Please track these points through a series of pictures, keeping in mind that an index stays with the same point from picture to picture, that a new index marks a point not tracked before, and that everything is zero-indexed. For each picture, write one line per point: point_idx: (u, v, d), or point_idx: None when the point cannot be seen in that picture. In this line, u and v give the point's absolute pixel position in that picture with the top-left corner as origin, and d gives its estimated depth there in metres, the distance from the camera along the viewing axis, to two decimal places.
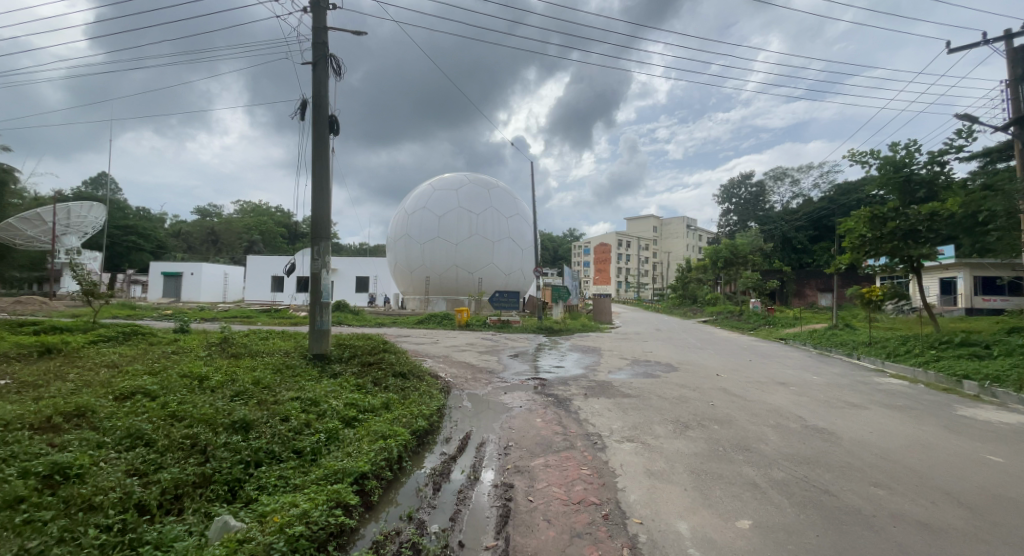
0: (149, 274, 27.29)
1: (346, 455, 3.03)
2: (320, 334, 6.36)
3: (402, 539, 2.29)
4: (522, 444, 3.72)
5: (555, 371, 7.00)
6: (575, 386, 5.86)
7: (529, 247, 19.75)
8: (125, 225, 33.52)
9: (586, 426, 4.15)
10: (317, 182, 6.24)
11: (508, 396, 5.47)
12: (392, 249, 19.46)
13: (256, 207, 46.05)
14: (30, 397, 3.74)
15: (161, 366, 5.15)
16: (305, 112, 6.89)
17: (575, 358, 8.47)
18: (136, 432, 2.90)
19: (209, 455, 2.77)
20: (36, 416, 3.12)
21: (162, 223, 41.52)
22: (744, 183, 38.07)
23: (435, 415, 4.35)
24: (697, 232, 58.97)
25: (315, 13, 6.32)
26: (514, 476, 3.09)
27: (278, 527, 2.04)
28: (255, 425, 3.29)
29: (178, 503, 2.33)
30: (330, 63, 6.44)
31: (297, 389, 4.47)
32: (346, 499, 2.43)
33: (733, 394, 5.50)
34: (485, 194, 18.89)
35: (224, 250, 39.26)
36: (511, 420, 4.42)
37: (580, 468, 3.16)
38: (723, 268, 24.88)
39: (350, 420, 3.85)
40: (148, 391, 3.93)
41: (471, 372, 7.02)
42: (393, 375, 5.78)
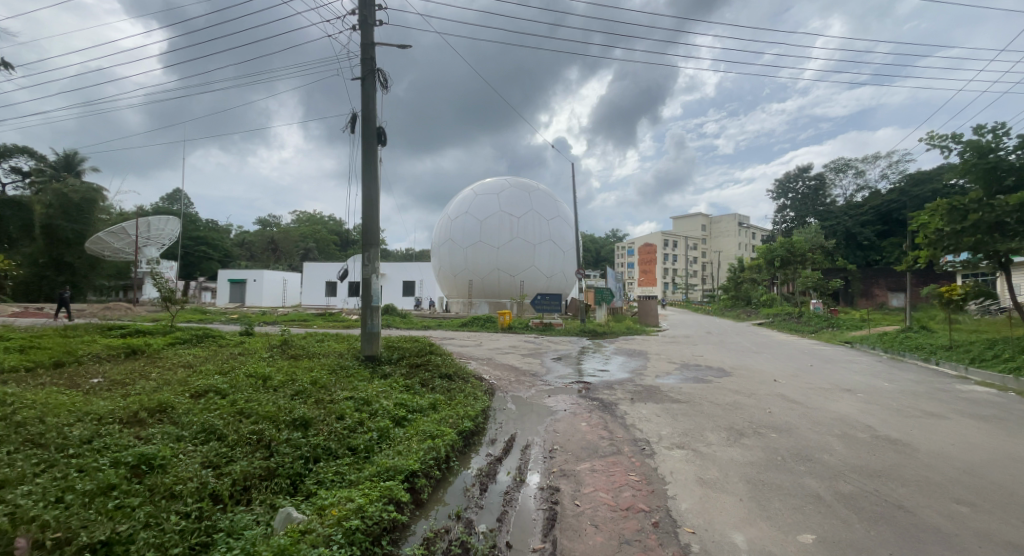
0: (218, 281, 29.47)
1: (397, 453, 3.15)
2: (370, 336, 6.63)
3: (451, 537, 2.35)
4: (567, 447, 3.71)
5: (600, 375, 6.87)
6: (621, 390, 5.74)
7: (571, 248, 19.63)
8: (197, 236, 36.42)
9: (633, 431, 4.07)
10: (367, 191, 6.52)
11: (553, 399, 5.44)
12: (435, 255, 19.87)
13: (311, 216, 48.72)
14: (119, 394, 4.14)
15: (228, 366, 5.57)
16: (354, 125, 7.22)
17: (621, 362, 8.29)
18: (210, 427, 3.16)
19: (273, 450, 2.97)
20: (125, 411, 3.47)
21: (229, 233, 44.80)
22: (802, 176, 36.02)
23: (481, 416, 4.42)
24: (750, 230, 56.22)
25: (363, 29, 6.63)
26: (560, 479, 3.08)
27: (336, 520, 2.15)
28: (314, 422, 3.48)
29: (247, 494, 2.50)
30: (378, 77, 6.73)
31: (351, 389, 4.68)
32: (398, 495, 2.51)
33: (792, 400, 5.20)
34: (527, 197, 19.01)
35: (281, 257, 41.71)
36: (556, 423, 4.41)
37: (628, 474, 3.11)
38: (779, 267, 23.52)
39: (400, 419, 3.98)
40: (219, 389, 4.26)
41: (515, 375, 7.04)
42: (439, 376, 5.93)
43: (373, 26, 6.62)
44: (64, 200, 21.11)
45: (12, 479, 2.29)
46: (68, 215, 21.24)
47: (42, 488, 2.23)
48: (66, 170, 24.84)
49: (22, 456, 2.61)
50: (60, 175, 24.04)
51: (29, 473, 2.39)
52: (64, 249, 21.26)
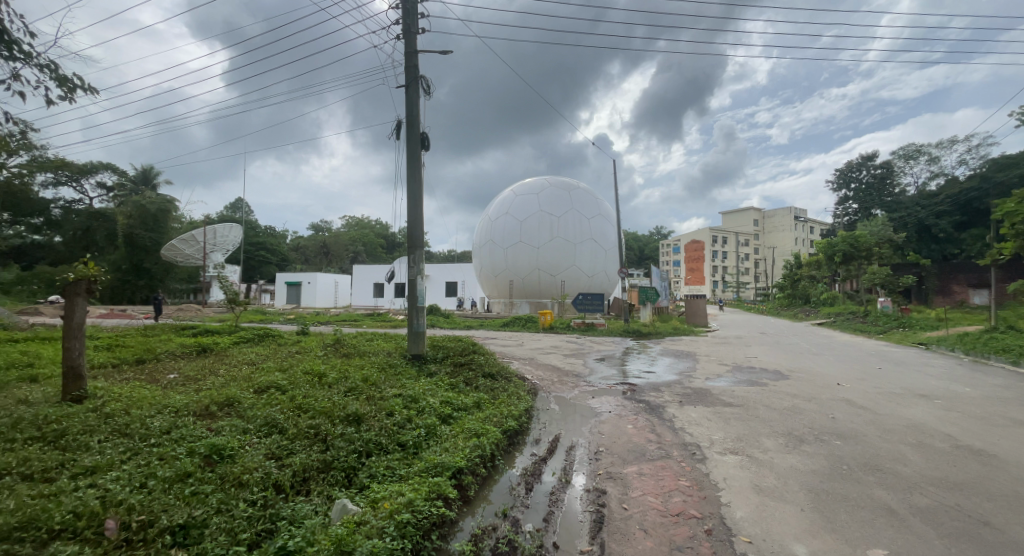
0: (276, 284, 31.24)
1: (445, 449, 3.21)
2: (417, 335, 6.80)
3: (499, 535, 2.38)
4: (614, 450, 3.65)
5: (645, 377, 6.71)
6: (669, 393, 5.58)
7: (613, 247, 19.29)
8: (257, 242, 38.78)
9: (683, 435, 3.94)
10: (411, 195, 6.70)
11: (597, 401, 5.37)
12: (477, 256, 20.08)
13: (360, 221, 50.68)
14: (193, 388, 4.50)
15: (287, 364, 5.89)
16: (399, 132, 7.44)
17: (667, 363, 8.05)
18: (272, 421, 3.37)
19: (329, 444, 3.12)
20: (199, 404, 3.76)
21: (285, 238, 47.41)
22: (866, 165, 33.60)
23: (524, 416, 4.44)
24: (807, 224, 53.02)
25: (406, 38, 6.82)
26: (607, 482, 3.03)
27: (389, 513, 2.22)
28: (366, 418, 3.63)
29: (306, 485, 2.63)
30: (421, 84, 6.90)
31: (399, 386, 4.83)
32: (446, 491, 2.56)
33: (858, 406, 4.85)
34: (568, 197, 18.85)
35: (333, 260, 43.61)
36: (601, 425, 4.35)
37: (678, 479, 3.02)
38: (841, 263, 21.98)
39: (446, 417, 4.07)
40: (280, 385, 4.52)
41: (557, 375, 6.99)
42: (482, 376, 5.99)
43: (417, 35, 6.80)
44: (142, 211, 23.06)
45: (103, 465, 2.54)
46: (145, 225, 23.21)
47: (128, 474, 2.46)
48: (144, 184, 27.14)
49: (111, 444, 2.88)
50: (139, 188, 26.30)
51: (117, 460, 2.64)
52: (142, 256, 23.25)
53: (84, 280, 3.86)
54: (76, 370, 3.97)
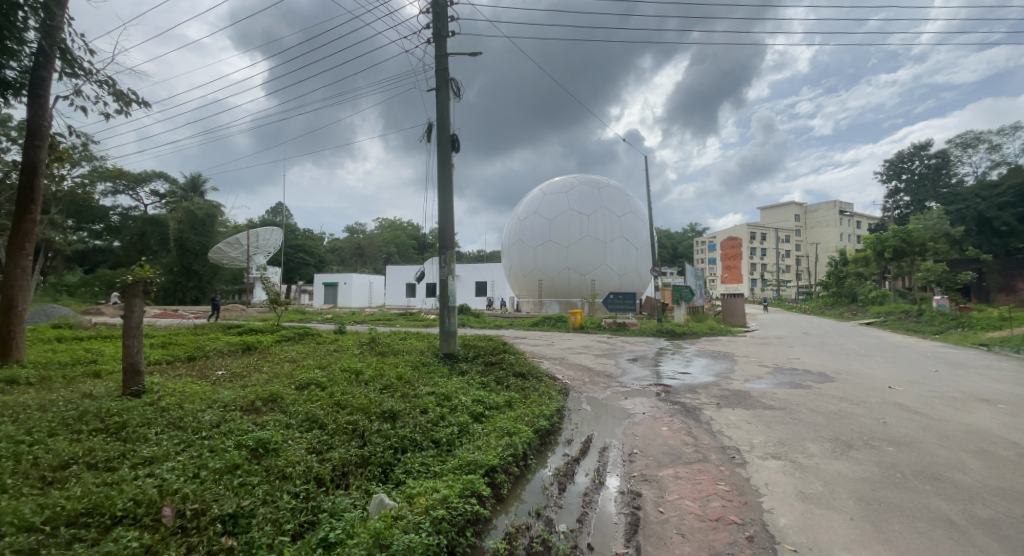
0: (314, 285, 32.37)
1: (477, 447, 3.24)
2: (448, 334, 6.87)
3: (533, 533, 2.38)
4: (648, 452, 3.58)
5: (680, 378, 6.55)
6: (705, 394, 5.43)
7: (646, 245, 18.92)
8: (296, 245, 40.29)
9: (721, 438, 3.82)
10: (442, 197, 6.79)
11: (630, 402, 5.27)
12: (506, 256, 20.10)
13: (392, 223, 51.83)
14: (240, 384, 4.72)
15: (325, 361, 6.08)
16: (430, 134, 7.55)
17: (704, 364, 7.83)
18: (312, 417, 3.48)
19: (366, 439, 3.20)
20: (245, 400, 3.94)
21: (322, 241, 49.02)
22: (919, 155, 31.72)
23: (556, 416, 4.42)
24: (854, 219, 50.42)
25: (437, 41, 6.93)
26: (642, 484, 2.98)
27: (424, 508, 2.26)
28: (401, 415, 3.70)
29: (346, 479, 2.71)
30: (451, 86, 6.99)
31: (432, 384, 4.91)
32: (479, 489, 2.59)
33: (912, 410, 4.58)
34: (598, 194, 18.64)
35: (367, 261, 44.70)
36: (635, 427, 4.28)
37: (717, 483, 2.93)
38: (891, 260, 20.76)
39: (478, 415, 4.11)
40: (319, 382, 4.68)
41: (589, 375, 6.92)
42: (513, 375, 5.99)
43: (446, 38, 6.88)
44: (191, 216, 24.38)
45: (160, 456, 2.70)
46: (194, 229, 24.54)
47: (182, 465, 2.60)
48: (192, 191, 28.58)
49: (167, 436, 3.06)
50: (188, 195, 27.82)
51: (172, 451, 2.80)
52: (192, 258, 24.59)
53: (141, 282, 4.11)
54: (133, 366, 4.22)
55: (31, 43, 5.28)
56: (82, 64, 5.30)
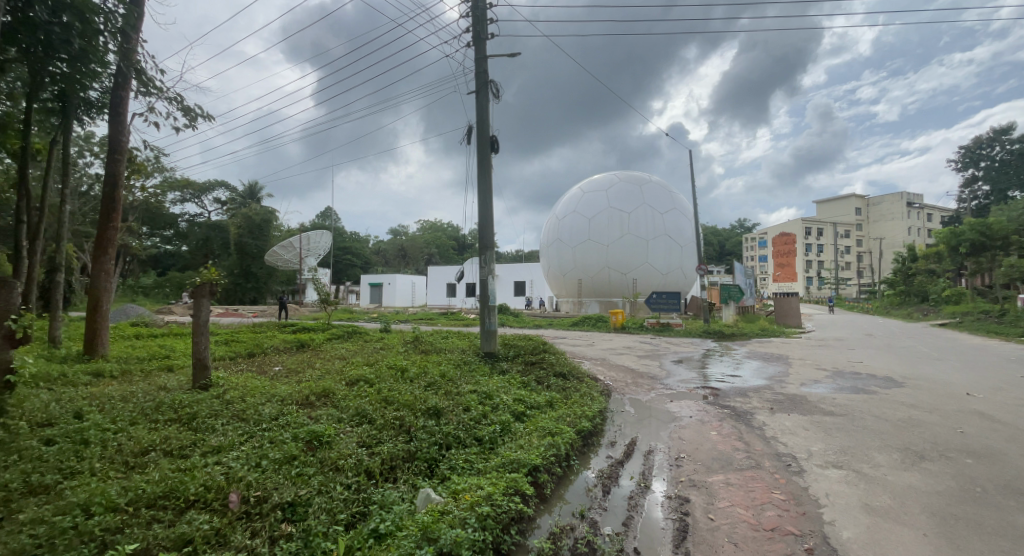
0: (361, 285, 33.62)
1: (520, 446, 3.26)
2: (490, 334, 6.92)
3: (578, 535, 2.37)
4: (696, 456, 3.47)
5: (729, 381, 6.29)
6: (757, 399, 5.19)
7: (690, 243, 18.33)
8: (344, 247, 41.97)
9: (775, 445, 3.64)
10: (482, 198, 6.87)
11: (676, 405, 5.12)
12: (545, 255, 20.03)
13: (433, 224, 52.96)
14: (295, 379, 4.99)
15: (373, 358, 6.32)
16: (469, 137, 7.67)
17: (755, 366, 7.49)
18: (362, 413, 3.62)
19: (413, 435, 3.29)
20: (301, 394, 4.16)
21: (368, 242, 50.78)
22: (999, 140, 28.91)
23: (599, 417, 4.36)
24: (923, 211, 46.65)
25: (477, 45, 7.01)
26: (690, 490, 2.90)
27: (470, 504, 2.29)
28: (444, 412, 3.78)
29: (394, 472, 2.80)
30: (490, 89, 7.05)
31: (474, 382, 4.98)
32: (523, 488, 2.60)
33: (995, 420, 4.18)
34: (640, 192, 18.23)
35: (409, 262, 45.88)
36: (682, 430, 4.15)
37: (771, 492, 2.79)
38: (968, 255, 19.04)
39: (519, 414, 4.13)
40: (368, 378, 4.87)
41: (632, 377, 6.78)
42: (554, 375, 5.97)
43: (486, 40, 6.95)
44: (249, 221, 25.96)
45: (226, 446, 2.89)
46: (252, 233, 26.11)
47: (245, 454, 2.78)
48: (250, 198, 30.04)
49: (231, 426, 3.29)
50: (247, 202, 29.62)
51: (237, 441, 3.00)
52: (250, 261, 26.15)
53: (208, 283, 4.43)
54: (202, 361, 4.53)
55: (112, 66, 5.81)
56: (155, 83, 5.75)
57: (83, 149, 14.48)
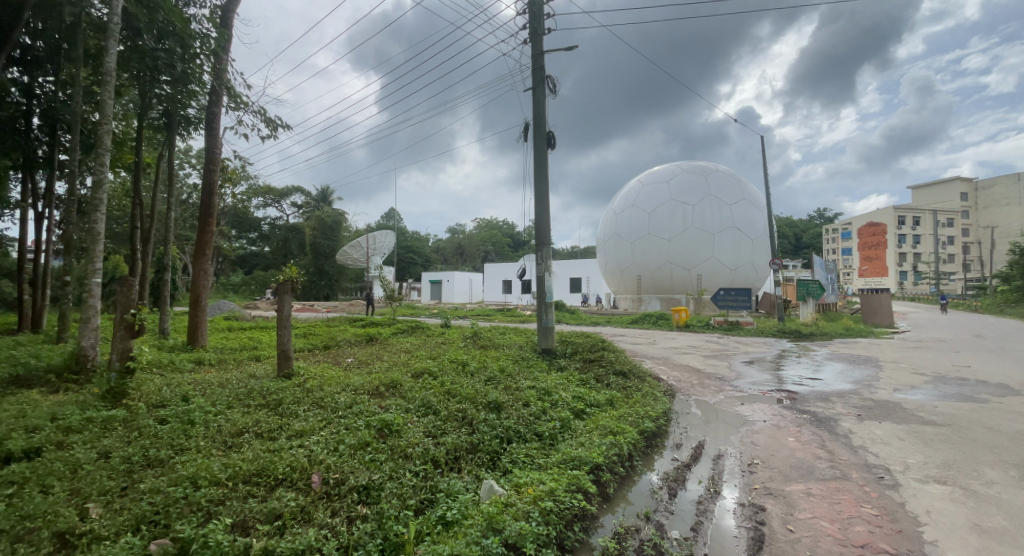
0: (422, 282, 34.84)
1: (580, 444, 3.23)
2: (547, 330, 6.93)
3: (643, 537, 2.31)
4: (772, 463, 3.26)
5: (808, 384, 5.83)
6: (842, 404, 4.77)
7: (762, 236, 17.19)
8: (405, 245, 43.71)
9: (864, 455, 3.33)
10: (539, 194, 6.86)
11: (747, 408, 4.83)
12: (602, 250, 19.62)
13: (489, 222, 53.76)
14: (366, 370, 5.31)
15: (435, 352, 6.56)
16: (526, 134, 7.70)
17: (837, 369, 6.90)
18: (427, 404, 3.75)
19: (475, 427, 3.37)
20: (371, 385, 4.40)
21: (428, 241, 52.50)
22: None
23: (662, 418, 4.21)
24: None
25: (534, 40, 7.00)
26: (765, 498, 2.73)
27: (533, 499, 2.32)
28: (504, 406, 3.83)
29: (458, 462, 2.89)
30: (547, 84, 7.02)
31: (533, 378, 5.00)
32: (586, 485, 2.57)
33: None
34: (705, 183, 17.35)
35: (467, 260, 47.02)
36: (755, 435, 3.91)
37: (860, 505, 2.57)
38: None
39: (579, 412, 4.10)
40: (431, 370, 5.06)
41: (697, 377, 6.48)
42: (613, 373, 5.86)
43: (543, 36, 6.93)
44: (322, 223, 27.82)
45: (308, 430, 3.13)
46: (325, 234, 27.99)
47: (324, 438, 2.99)
48: (322, 201, 32.11)
49: (311, 412, 3.55)
50: (320, 205, 31.72)
51: (317, 426, 3.23)
52: (323, 260, 28.01)
53: (289, 281, 4.80)
54: (285, 352, 4.92)
55: (207, 85, 6.38)
56: (243, 98, 6.31)
57: (182, 161, 16.20)
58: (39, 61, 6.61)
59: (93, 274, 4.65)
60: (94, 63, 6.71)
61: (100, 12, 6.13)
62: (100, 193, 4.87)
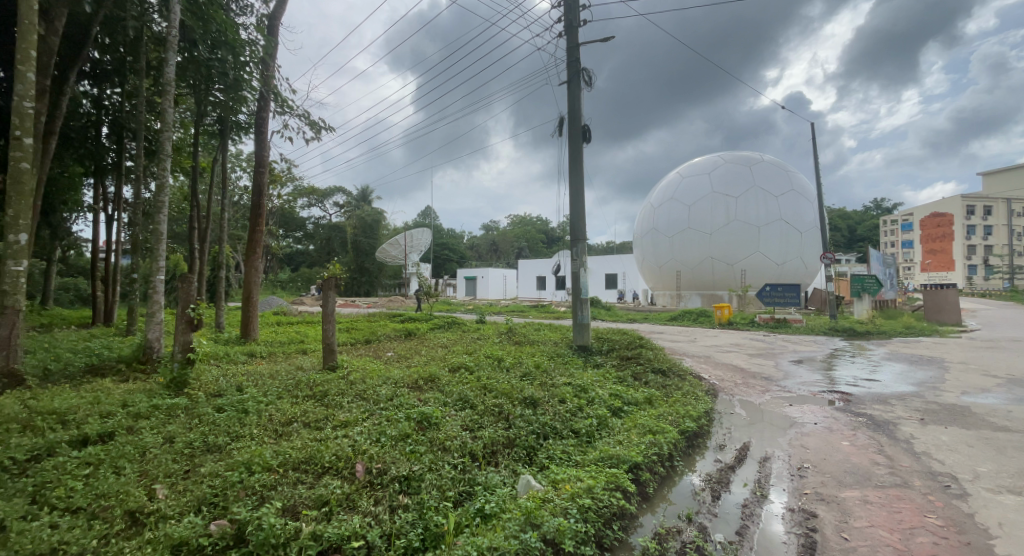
0: (458, 279, 35.32)
1: (619, 442, 3.19)
2: (582, 326, 6.89)
3: (685, 538, 2.26)
4: (824, 468, 3.10)
5: (864, 386, 5.50)
6: (902, 408, 4.46)
7: (811, 228, 16.32)
8: (441, 243, 44.44)
9: (928, 462, 3.10)
10: (574, 189, 6.79)
11: (796, 410, 4.61)
12: (639, 246, 19.22)
13: (523, 218, 53.82)
14: (405, 364, 5.46)
15: (471, 347, 6.66)
16: (561, 128, 7.64)
17: (896, 370, 6.46)
18: (464, 398, 3.81)
19: (511, 422, 3.39)
20: (410, 378, 4.51)
21: (463, 238, 53.14)
22: None
23: (704, 418, 4.09)
24: None
25: (569, 33, 6.91)
26: (817, 504, 2.60)
27: (570, 495, 2.31)
28: (541, 402, 3.83)
29: (495, 456, 2.91)
30: (583, 77, 6.92)
31: (569, 375, 4.97)
32: (625, 484, 2.54)
33: None
34: (749, 174, 16.64)
35: (501, 256, 47.35)
36: (805, 438, 3.73)
37: (924, 515, 2.40)
38: None
39: (616, 409, 4.04)
40: (468, 365, 5.14)
41: (741, 377, 6.24)
42: (652, 371, 5.74)
43: (578, 28, 6.83)
44: (363, 222, 28.74)
45: (351, 421, 3.24)
46: (365, 233, 28.89)
47: (367, 430, 3.08)
48: (362, 201, 33.12)
49: (354, 404, 3.68)
50: (360, 204, 32.74)
51: (360, 417, 3.35)
52: (364, 258, 28.93)
53: (333, 277, 4.98)
54: (330, 346, 5.11)
55: (256, 91, 6.69)
56: (288, 102, 6.57)
57: (234, 165, 17.12)
58: (108, 75, 7.14)
59: (157, 272, 4.99)
60: (155, 74, 7.18)
61: (160, 26, 6.55)
62: (162, 195, 5.21)
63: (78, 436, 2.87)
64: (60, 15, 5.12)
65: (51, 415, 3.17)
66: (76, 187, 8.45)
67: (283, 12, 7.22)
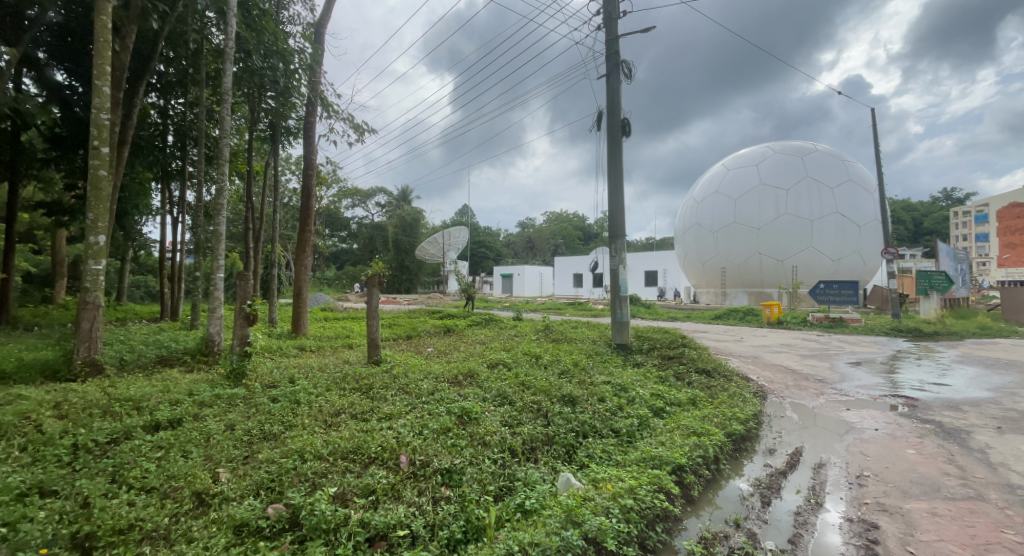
0: (496, 276, 35.56)
1: (661, 443, 3.12)
2: (621, 324, 6.75)
3: (734, 544, 2.19)
4: (886, 477, 2.91)
5: (931, 390, 5.10)
6: (976, 415, 4.11)
7: (870, 221, 15.30)
8: (478, 241, 44.88)
9: (1007, 474, 2.85)
10: (612, 185, 6.67)
11: (854, 415, 4.34)
12: (681, 242, 18.67)
13: (560, 215, 53.52)
14: (444, 360, 5.55)
15: (509, 344, 6.69)
16: (599, 123, 7.52)
17: (967, 374, 5.96)
18: (503, 395, 3.83)
19: (551, 419, 3.39)
20: (450, 373, 4.59)
21: (500, 236, 53.44)
22: None
23: (752, 421, 3.92)
24: None
25: (608, 25, 6.77)
26: (878, 515, 2.45)
27: (612, 495, 2.28)
28: (580, 401, 3.80)
29: (534, 453, 2.92)
30: (622, 69, 6.77)
31: (609, 374, 4.90)
32: (668, 486, 2.48)
33: None
34: (801, 164, 15.79)
35: (538, 253, 47.28)
36: (864, 445, 3.51)
37: (1001, 531, 2.21)
38: None
39: (658, 409, 3.95)
40: (506, 362, 5.16)
41: (793, 379, 5.94)
42: (695, 371, 5.56)
43: (617, 19, 6.69)
44: (403, 221, 29.44)
45: (395, 414, 3.34)
46: (405, 231, 29.59)
47: (409, 422, 3.17)
48: (403, 201, 33.93)
49: (397, 398, 3.79)
50: (400, 204, 33.59)
51: (402, 410, 3.44)
52: (404, 256, 29.68)
53: (376, 275, 5.12)
54: (373, 340, 5.26)
55: (304, 97, 6.98)
56: (333, 106, 6.82)
57: (284, 168, 17.94)
58: (172, 86, 7.68)
59: (216, 270, 5.34)
60: (213, 83, 7.64)
61: (218, 38, 6.96)
62: (220, 198, 5.54)
63: (152, 422, 3.11)
64: (130, 32, 5.53)
65: (127, 401, 3.45)
66: (145, 192, 9.13)
67: (329, 19, 7.49)
